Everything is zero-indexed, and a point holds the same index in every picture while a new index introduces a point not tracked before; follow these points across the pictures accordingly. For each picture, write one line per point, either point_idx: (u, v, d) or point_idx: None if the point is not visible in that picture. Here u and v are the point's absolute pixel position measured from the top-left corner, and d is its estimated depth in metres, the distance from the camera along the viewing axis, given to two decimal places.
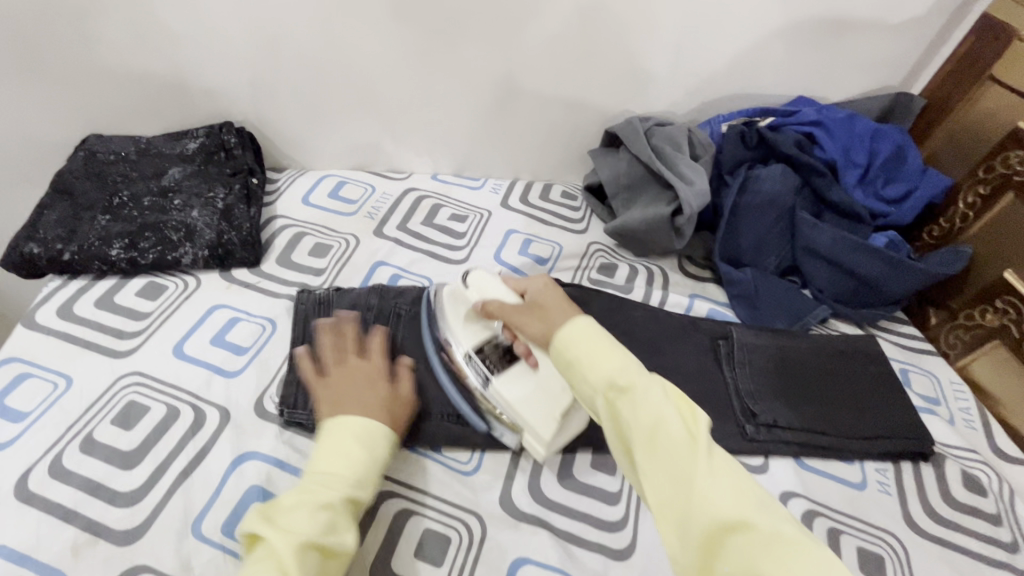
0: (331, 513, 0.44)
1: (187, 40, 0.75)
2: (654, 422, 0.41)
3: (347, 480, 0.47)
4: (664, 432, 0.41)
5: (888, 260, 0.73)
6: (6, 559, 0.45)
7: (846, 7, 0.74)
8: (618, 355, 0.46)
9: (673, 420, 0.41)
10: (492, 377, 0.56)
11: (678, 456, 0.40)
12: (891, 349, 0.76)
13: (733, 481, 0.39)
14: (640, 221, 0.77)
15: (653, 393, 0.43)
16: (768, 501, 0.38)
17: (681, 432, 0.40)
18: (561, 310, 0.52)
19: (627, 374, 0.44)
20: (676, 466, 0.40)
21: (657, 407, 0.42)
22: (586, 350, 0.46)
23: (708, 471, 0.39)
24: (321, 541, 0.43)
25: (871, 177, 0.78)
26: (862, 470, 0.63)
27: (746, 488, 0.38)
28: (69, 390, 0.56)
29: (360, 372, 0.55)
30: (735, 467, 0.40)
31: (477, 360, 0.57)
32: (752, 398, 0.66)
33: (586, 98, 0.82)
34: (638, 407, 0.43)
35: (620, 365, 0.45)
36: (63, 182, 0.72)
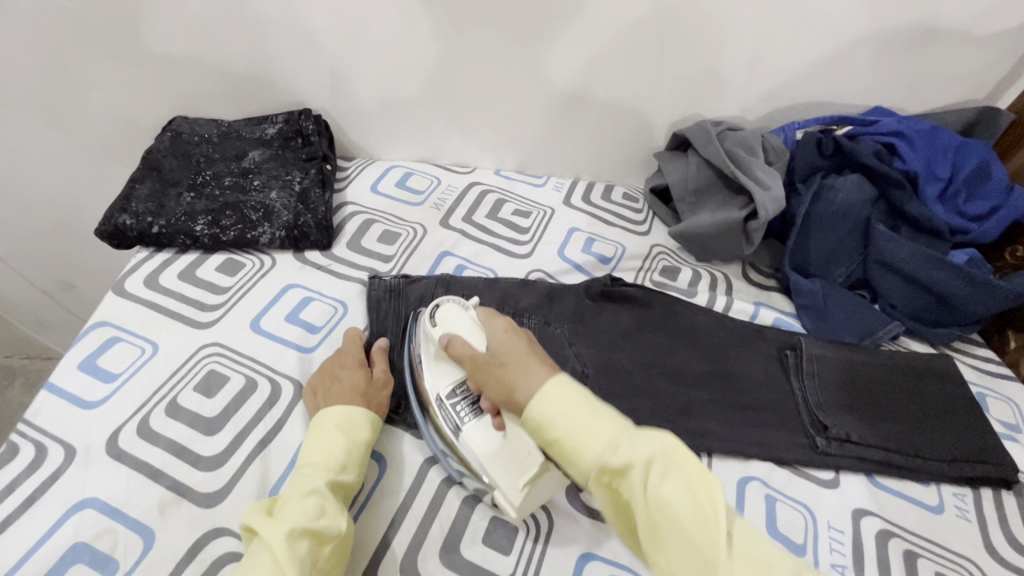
0: (320, 498, 0.46)
1: (275, 29, 0.78)
2: (667, 507, 0.38)
3: (331, 467, 0.48)
4: (674, 519, 0.37)
5: (967, 277, 0.70)
6: (99, 510, 0.47)
7: (939, 15, 0.72)
8: (613, 421, 0.43)
9: (682, 499, 0.37)
10: (463, 425, 0.52)
11: (698, 549, 0.36)
12: (968, 371, 0.72)
13: (756, 562, 0.36)
14: (709, 226, 0.76)
15: (657, 470, 0.39)
16: (798, 575, 0.36)
17: (694, 513, 0.37)
18: (523, 367, 0.48)
19: (621, 447, 0.41)
20: (696, 558, 0.36)
21: (663, 486, 0.38)
22: (574, 418, 0.43)
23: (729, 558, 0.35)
24: (313, 524, 0.43)
25: (952, 191, 0.76)
26: (939, 493, 0.60)
27: (770, 568, 0.36)
28: (155, 355, 0.59)
29: (332, 366, 0.57)
30: (755, 543, 0.37)
31: (449, 404, 0.53)
32: (823, 411, 0.64)
33: (657, 100, 0.81)
34: (642, 490, 0.39)
35: (614, 439, 0.41)
36: (152, 159, 0.75)
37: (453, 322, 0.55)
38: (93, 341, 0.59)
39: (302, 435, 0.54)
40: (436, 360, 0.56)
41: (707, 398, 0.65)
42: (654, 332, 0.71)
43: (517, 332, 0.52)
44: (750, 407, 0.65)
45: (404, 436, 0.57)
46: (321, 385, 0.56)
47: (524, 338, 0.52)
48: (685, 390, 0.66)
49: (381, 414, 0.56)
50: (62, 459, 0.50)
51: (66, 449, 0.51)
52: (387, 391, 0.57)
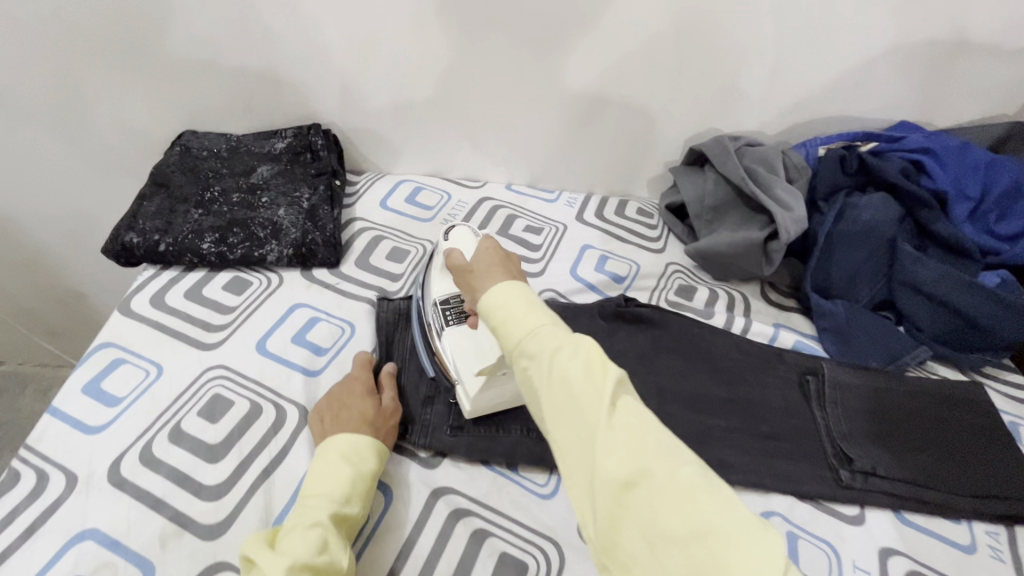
0: (322, 531, 0.44)
1: (285, 43, 0.77)
2: (563, 383, 0.38)
3: (335, 499, 0.47)
4: (568, 392, 0.38)
5: (1001, 302, 0.67)
6: (99, 542, 0.46)
7: (969, 27, 0.69)
8: (537, 306, 0.42)
9: (579, 377, 0.38)
10: (443, 326, 0.58)
11: (583, 421, 0.37)
12: (999, 400, 0.69)
13: (640, 434, 0.36)
14: (727, 245, 0.73)
15: (564, 353, 0.39)
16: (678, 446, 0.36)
17: (588, 390, 0.37)
18: (486, 275, 0.46)
19: (538, 331, 0.40)
20: (580, 426, 0.37)
21: (563, 365, 0.38)
22: (501, 305, 0.43)
23: (611, 429, 0.36)
24: (315, 559, 0.42)
25: (983, 210, 0.72)
26: (971, 532, 0.57)
27: (650, 440, 0.36)
28: (159, 378, 0.58)
29: (339, 391, 0.56)
30: (641, 417, 0.37)
31: (439, 309, 0.60)
32: (848, 443, 0.61)
33: (672, 114, 0.79)
34: (545, 368, 0.39)
35: (532, 324, 0.41)
36: (160, 175, 0.75)
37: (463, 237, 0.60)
38: (99, 362, 0.59)
39: (308, 464, 0.52)
40: (442, 274, 0.62)
41: (724, 426, 0.63)
42: (669, 355, 0.68)
43: (499, 249, 0.49)
44: (769, 436, 0.62)
45: (411, 465, 0.55)
46: (328, 411, 0.55)
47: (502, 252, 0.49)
48: (701, 417, 0.63)
49: (388, 442, 0.54)
50: (63, 488, 0.49)
51: (68, 477, 0.50)
52: (394, 419, 0.56)
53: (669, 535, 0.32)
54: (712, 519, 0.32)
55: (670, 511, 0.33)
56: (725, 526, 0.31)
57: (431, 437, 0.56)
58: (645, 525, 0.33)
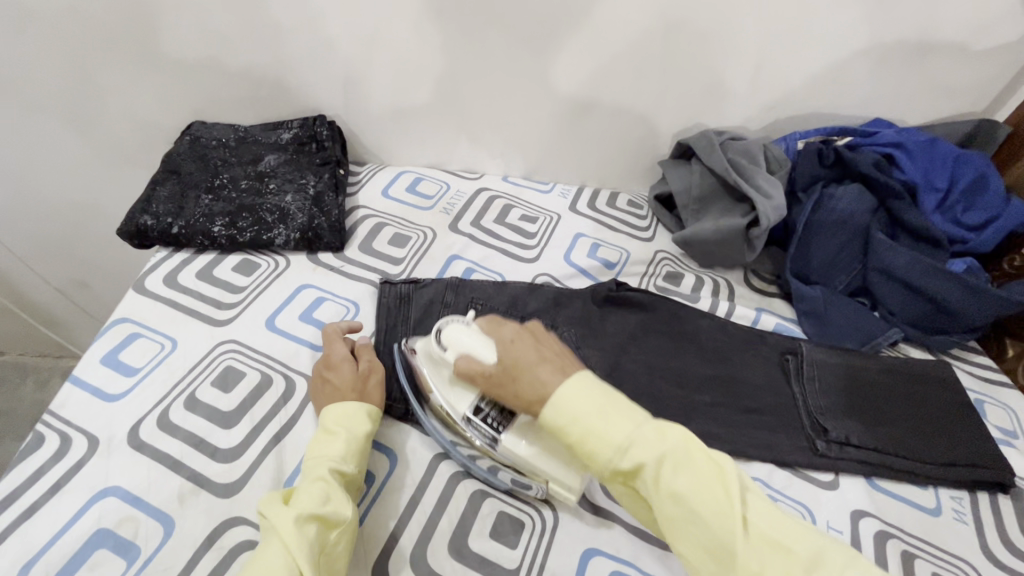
0: (326, 485, 0.47)
1: (293, 38, 0.80)
2: (691, 507, 0.42)
3: (334, 457, 0.50)
4: (693, 512, 0.41)
5: (967, 285, 0.71)
6: (121, 498, 0.49)
7: (937, 30, 0.74)
8: (624, 405, 0.46)
9: (699, 497, 0.41)
10: (500, 437, 0.52)
11: (720, 542, 0.40)
12: (966, 379, 0.73)
13: (779, 545, 0.40)
14: (712, 232, 0.77)
15: (671, 468, 0.43)
16: (819, 544, 0.40)
17: (714, 509, 0.41)
18: (548, 368, 0.48)
19: (637, 444, 0.44)
20: (720, 550, 0.40)
21: (678, 483, 0.42)
22: (592, 420, 0.45)
23: (753, 551, 0.39)
24: (321, 510, 0.45)
25: (950, 202, 0.77)
26: (936, 496, 0.62)
27: (797, 550, 0.39)
28: (174, 351, 0.61)
29: (319, 368, 0.58)
30: (773, 524, 0.41)
31: (478, 422, 0.53)
32: (824, 415, 0.65)
33: (662, 109, 0.83)
34: (664, 489, 0.43)
35: (629, 441, 0.44)
36: (171, 162, 0.78)
37: (458, 338, 0.54)
38: (115, 336, 0.62)
39: (313, 429, 0.55)
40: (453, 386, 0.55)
41: (709, 401, 0.67)
42: (657, 336, 0.72)
43: (527, 338, 0.52)
44: (750, 410, 0.66)
45: (413, 433, 0.58)
46: (314, 389, 0.57)
47: (531, 341, 0.51)
48: (687, 393, 0.67)
49: (377, 400, 0.56)
50: (85, 450, 0.52)
51: (90, 440, 0.53)
52: (378, 378, 0.58)
53: None
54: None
55: None
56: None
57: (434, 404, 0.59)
58: None
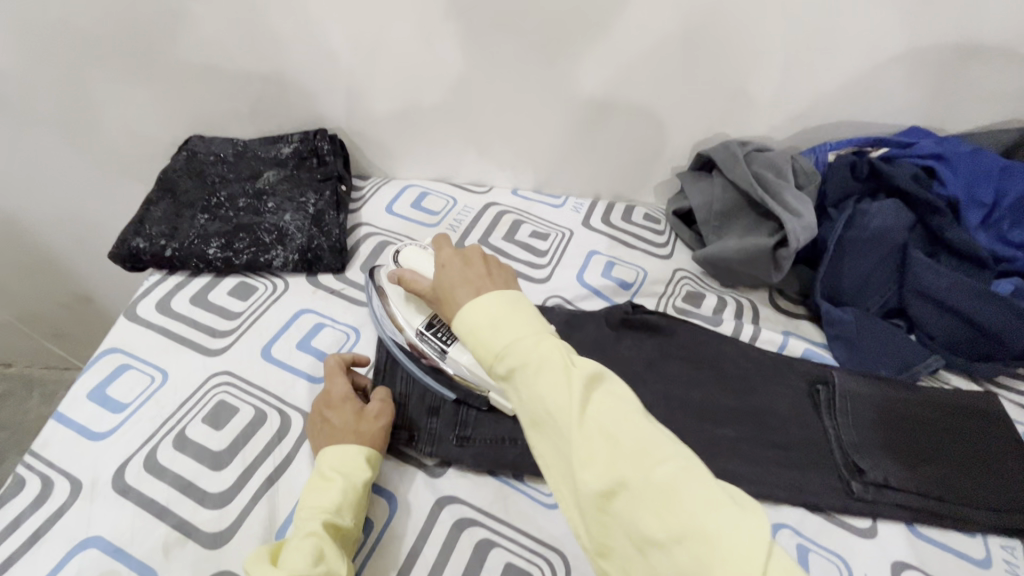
0: (318, 541, 0.44)
1: (293, 49, 0.77)
2: (540, 404, 0.36)
3: (327, 509, 0.46)
4: (542, 409, 0.36)
5: (1016, 310, 0.66)
6: (103, 550, 0.46)
7: (982, 32, 0.68)
8: (517, 304, 0.40)
9: (548, 394, 0.36)
10: (448, 350, 0.58)
11: (558, 434, 0.36)
12: (1015, 410, 0.67)
13: (612, 439, 0.35)
14: (735, 251, 0.73)
15: (531, 367, 0.37)
16: (658, 440, 0.35)
17: (556, 403, 0.36)
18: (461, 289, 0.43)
19: (512, 346, 0.38)
20: (557, 441, 0.36)
21: (534, 383, 0.37)
22: (482, 327, 0.40)
23: (584, 442, 0.35)
24: (311, 571, 0.42)
25: (997, 217, 0.71)
26: (985, 545, 0.56)
27: (626, 442, 0.34)
28: (165, 384, 0.58)
29: (320, 404, 0.55)
30: (615, 416, 0.35)
31: (429, 336, 0.59)
32: (859, 453, 0.60)
33: (680, 118, 0.78)
34: (522, 390, 0.37)
35: (501, 339, 0.39)
36: (168, 180, 0.75)
37: (415, 261, 0.59)
38: (105, 368, 0.59)
39: (309, 472, 0.52)
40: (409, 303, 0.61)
41: (733, 436, 0.62)
42: (677, 363, 0.68)
43: (456, 256, 0.46)
44: (778, 446, 0.61)
45: (415, 472, 0.55)
46: (314, 426, 0.54)
47: (457, 262, 0.45)
48: (709, 427, 0.62)
49: (378, 446, 0.52)
50: (68, 494, 0.49)
51: (73, 483, 0.50)
52: (383, 421, 0.54)
53: (654, 542, 0.32)
54: (690, 520, 0.31)
55: (652, 518, 0.32)
56: (705, 524, 0.31)
57: (438, 446, 0.55)
58: (629, 531, 0.33)
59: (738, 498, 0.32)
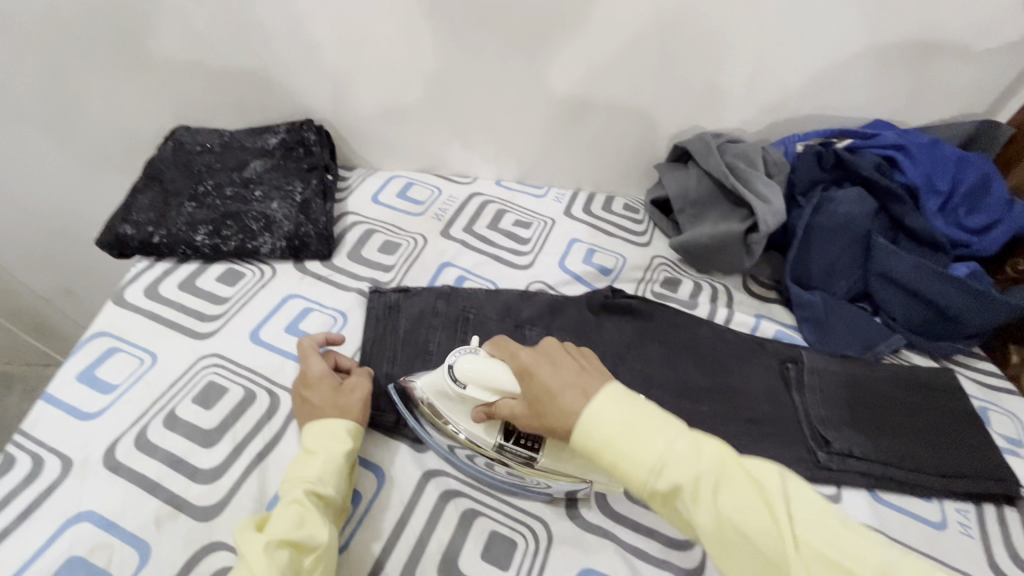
0: (300, 508, 0.45)
1: (278, 41, 0.78)
2: (734, 526, 0.39)
3: (309, 478, 0.48)
4: (740, 533, 0.39)
5: (971, 291, 0.70)
6: (95, 524, 0.47)
7: (938, 29, 0.72)
8: (653, 416, 0.43)
9: (743, 514, 0.39)
10: (536, 457, 0.52)
11: (769, 561, 0.38)
12: (970, 386, 0.72)
13: (831, 562, 0.36)
14: (710, 238, 0.76)
15: (710, 489, 0.40)
16: (879, 554, 0.36)
17: (757, 525, 0.39)
18: (568, 391, 0.45)
19: (675, 464, 0.41)
20: (766, 567, 0.38)
21: (718, 501, 0.40)
22: (628, 444, 0.42)
23: (806, 568, 0.36)
24: (293, 535, 0.43)
25: (953, 205, 0.76)
26: (941, 509, 0.60)
27: (856, 567, 0.36)
28: (154, 365, 0.59)
29: (299, 386, 0.56)
30: (824, 537, 0.37)
31: (512, 447, 0.52)
32: (825, 425, 0.64)
33: (657, 111, 0.81)
34: (706, 512, 0.40)
35: (665, 462, 0.41)
36: (154, 169, 0.76)
37: (471, 376, 0.50)
38: (93, 351, 0.60)
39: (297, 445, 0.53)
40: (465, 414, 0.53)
41: (707, 412, 0.65)
42: (655, 344, 0.70)
43: (540, 357, 0.49)
44: (750, 421, 0.64)
45: (402, 448, 0.57)
46: (297, 407, 0.55)
47: (547, 363, 0.48)
48: (685, 403, 0.65)
49: (359, 417, 0.54)
50: (58, 472, 0.50)
51: (64, 462, 0.51)
52: (361, 393, 0.55)
53: None
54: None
55: None
56: None
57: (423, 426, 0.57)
58: None
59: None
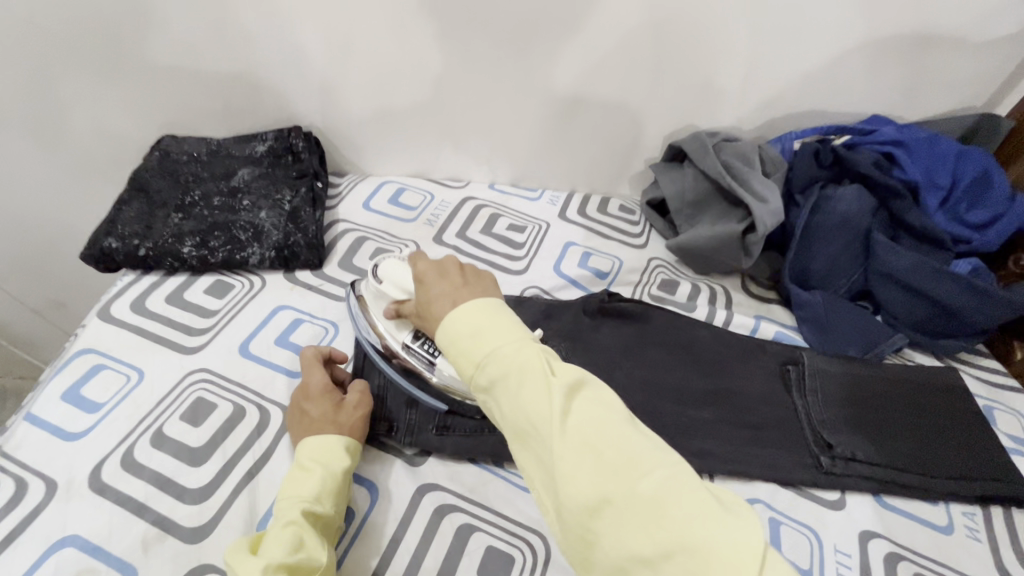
0: (297, 529, 0.44)
1: (264, 47, 0.77)
2: (523, 414, 0.37)
3: (307, 498, 0.47)
4: (529, 422, 0.37)
5: (972, 287, 0.69)
6: (80, 549, 0.46)
7: (935, 21, 0.71)
8: (498, 315, 0.41)
9: (533, 404, 0.36)
10: (435, 360, 0.55)
11: (542, 445, 0.36)
12: (974, 385, 0.71)
13: (594, 451, 0.35)
14: (706, 239, 0.74)
15: (514, 380, 0.38)
16: (645, 451, 0.35)
17: (540, 415, 0.36)
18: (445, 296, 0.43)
19: (494, 357, 0.38)
20: (539, 447, 0.36)
21: (518, 392, 0.37)
22: (463, 337, 0.40)
23: (567, 452, 0.35)
24: (293, 557, 0.42)
25: (954, 200, 0.74)
26: (948, 513, 0.59)
27: (612, 457, 0.34)
28: (141, 382, 0.57)
29: (299, 398, 0.55)
30: (598, 427, 0.36)
31: (415, 347, 0.56)
32: (827, 428, 0.62)
33: (650, 111, 0.80)
34: (505, 401, 0.38)
35: (488, 350, 0.39)
36: (140, 180, 0.74)
37: (389, 271, 0.55)
38: (78, 368, 0.58)
39: (289, 462, 0.52)
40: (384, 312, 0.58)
41: (708, 417, 0.63)
42: (653, 349, 0.69)
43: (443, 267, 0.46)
44: (752, 426, 0.63)
45: (396, 462, 0.55)
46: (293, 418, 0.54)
47: (435, 274, 0.46)
48: (684, 409, 0.64)
49: (357, 435, 0.53)
50: (43, 495, 0.49)
51: (48, 484, 0.49)
52: (363, 411, 0.54)
53: (640, 559, 0.31)
54: (677, 534, 0.31)
55: (636, 531, 0.32)
56: (688, 540, 0.31)
57: (417, 435, 0.56)
58: (618, 547, 0.32)
59: (728, 506, 0.33)
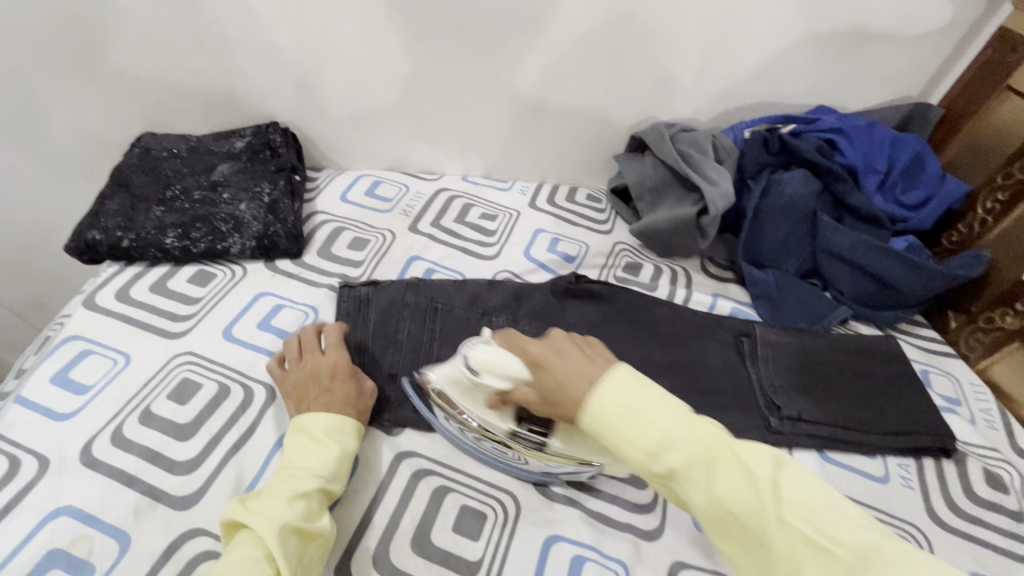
0: (310, 500, 0.48)
1: (240, 46, 0.80)
2: (722, 504, 0.41)
3: (323, 472, 0.50)
4: (730, 512, 0.40)
5: (909, 262, 0.75)
6: (73, 518, 0.48)
7: (870, 18, 0.76)
8: (655, 399, 0.45)
9: (736, 495, 0.40)
10: (548, 441, 0.53)
11: (756, 537, 0.40)
12: (912, 351, 0.77)
13: (816, 541, 0.37)
14: (665, 222, 0.80)
15: (707, 470, 0.42)
16: (864, 536, 0.37)
17: (745, 506, 0.40)
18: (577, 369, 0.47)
19: (671, 449, 0.42)
20: (750, 536, 0.40)
21: (710, 483, 0.41)
22: (627, 424, 0.44)
23: (786, 541, 0.38)
24: (305, 525, 0.46)
25: (891, 182, 0.80)
26: (885, 464, 0.64)
27: (836, 546, 0.37)
28: (127, 365, 0.60)
29: (320, 373, 0.57)
30: (814, 514, 0.38)
31: (525, 432, 0.53)
32: (777, 393, 0.68)
33: (613, 104, 0.85)
34: (695, 491, 0.42)
35: (659, 438, 0.43)
36: (120, 175, 0.77)
37: (485, 358, 0.52)
38: (66, 354, 0.61)
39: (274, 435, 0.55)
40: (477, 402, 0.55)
41: (668, 386, 0.68)
42: (618, 326, 0.74)
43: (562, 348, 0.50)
44: (708, 393, 0.68)
45: (375, 434, 0.59)
46: (309, 391, 0.56)
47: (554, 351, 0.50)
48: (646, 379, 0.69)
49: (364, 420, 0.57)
50: (36, 470, 0.51)
51: (40, 461, 0.52)
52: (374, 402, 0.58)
53: None
54: None
55: None
56: None
57: (395, 411, 0.60)
58: None
59: None
